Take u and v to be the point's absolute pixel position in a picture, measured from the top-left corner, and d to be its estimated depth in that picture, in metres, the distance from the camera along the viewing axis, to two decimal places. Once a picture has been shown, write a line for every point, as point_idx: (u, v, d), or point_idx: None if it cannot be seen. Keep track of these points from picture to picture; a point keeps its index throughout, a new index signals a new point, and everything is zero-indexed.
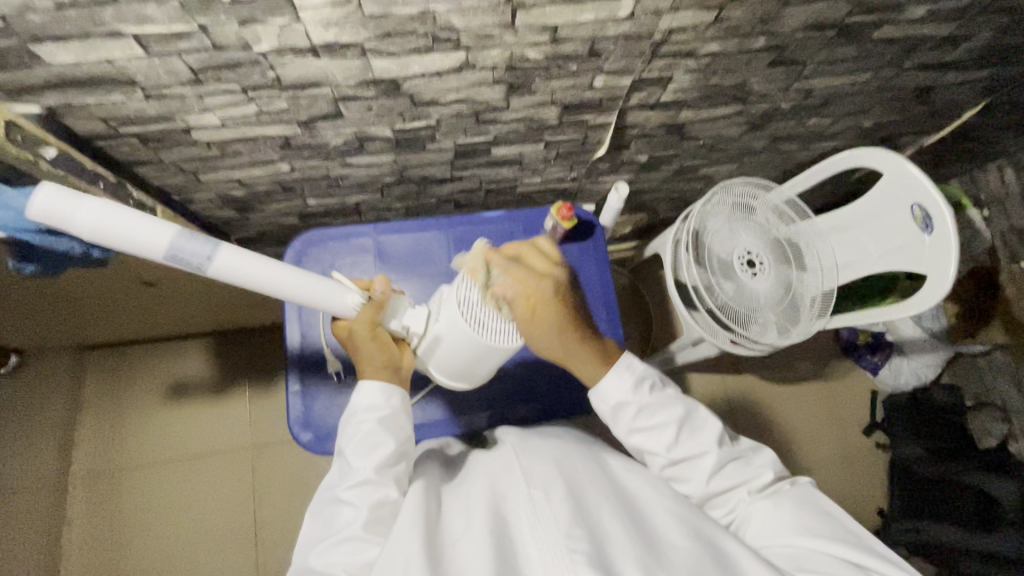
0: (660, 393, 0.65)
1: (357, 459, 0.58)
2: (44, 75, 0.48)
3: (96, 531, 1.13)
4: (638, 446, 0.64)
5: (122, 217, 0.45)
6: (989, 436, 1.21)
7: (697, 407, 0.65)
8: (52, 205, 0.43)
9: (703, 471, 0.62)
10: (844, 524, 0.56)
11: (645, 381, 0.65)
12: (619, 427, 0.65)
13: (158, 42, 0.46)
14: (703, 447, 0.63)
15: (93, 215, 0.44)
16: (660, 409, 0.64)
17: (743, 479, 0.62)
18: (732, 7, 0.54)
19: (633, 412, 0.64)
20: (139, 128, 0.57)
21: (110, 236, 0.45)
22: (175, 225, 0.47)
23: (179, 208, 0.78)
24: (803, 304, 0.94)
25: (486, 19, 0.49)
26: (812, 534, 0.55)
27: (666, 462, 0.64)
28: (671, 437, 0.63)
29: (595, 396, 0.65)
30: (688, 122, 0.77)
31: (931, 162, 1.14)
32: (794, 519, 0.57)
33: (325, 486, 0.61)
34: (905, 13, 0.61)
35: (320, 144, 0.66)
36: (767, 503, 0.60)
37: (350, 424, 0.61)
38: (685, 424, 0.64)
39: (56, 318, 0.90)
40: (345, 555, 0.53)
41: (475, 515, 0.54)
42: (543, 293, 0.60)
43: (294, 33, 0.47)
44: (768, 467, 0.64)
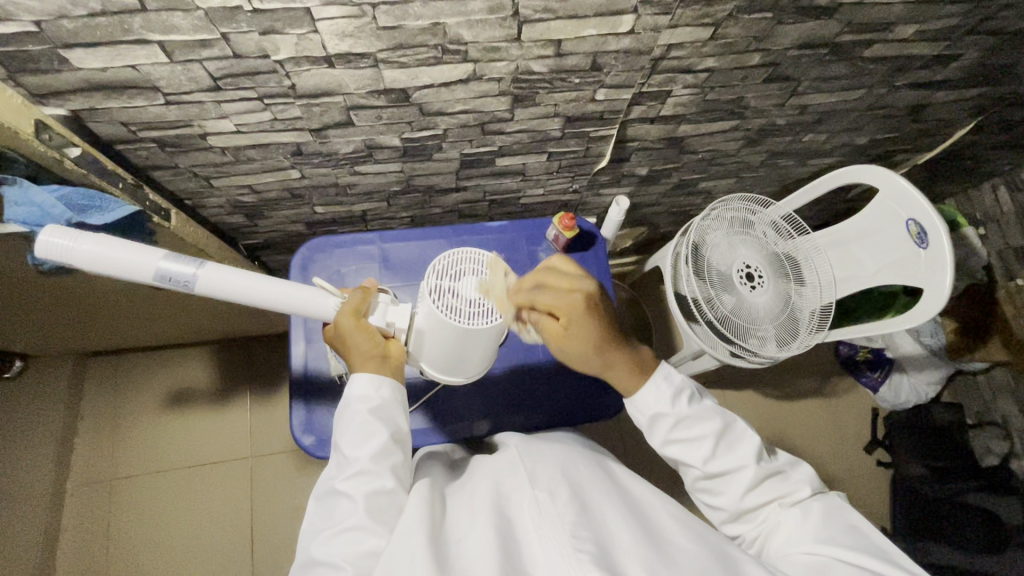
0: (698, 404, 0.64)
1: (353, 450, 0.59)
2: (73, 80, 0.50)
3: (93, 538, 1.13)
4: (673, 456, 0.64)
5: (114, 245, 0.51)
6: (990, 454, 1.24)
7: (735, 420, 0.65)
8: (56, 244, 0.49)
9: (738, 485, 0.62)
10: (875, 541, 0.55)
11: (684, 392, 0.65)
12: (654, 437, 0.65)
13: (182, 49, 0.48)
14: (738, 460, 0.62)
15: (89, 248, 0.50)
16: (699, 420, 0.63)
17: (779, 492, 0.62)
18: (728, 25, 0.56)
19: (671, 422, 0.64)
20: (158, 133, 0.60)
21: (105, 264, 0.51)
22: (161, 249, 0.52)
23: (191, 213, 0.80)
24: (803, 318, 0.96)
25: (494, 33, 0.52)
26: (835, 543, 0.55)
27: (700, 474, 0.63)
28: (707, 450, 0.62)
29: (632, 406, 0.66)
30: (687, 136, 0.79)
31: (926, 180, 1.16)
32: (821, 530, 0.57)
33: (324, 477, 0.62)
34: (894, 32, 0.63)
35: (331, 152, 0.69)
36: (799, 514, 0.60)
37: (343, 415, 0.61)
38: (722, 437, 0.63)
39: (65, 323, 0.91)
40: (348, 543, 0.54)
41: (481, 512, 0.55)
42: (571, 309, 0.62)
43: (311, 43, 0.50)
44: (805, 484, 0.63)
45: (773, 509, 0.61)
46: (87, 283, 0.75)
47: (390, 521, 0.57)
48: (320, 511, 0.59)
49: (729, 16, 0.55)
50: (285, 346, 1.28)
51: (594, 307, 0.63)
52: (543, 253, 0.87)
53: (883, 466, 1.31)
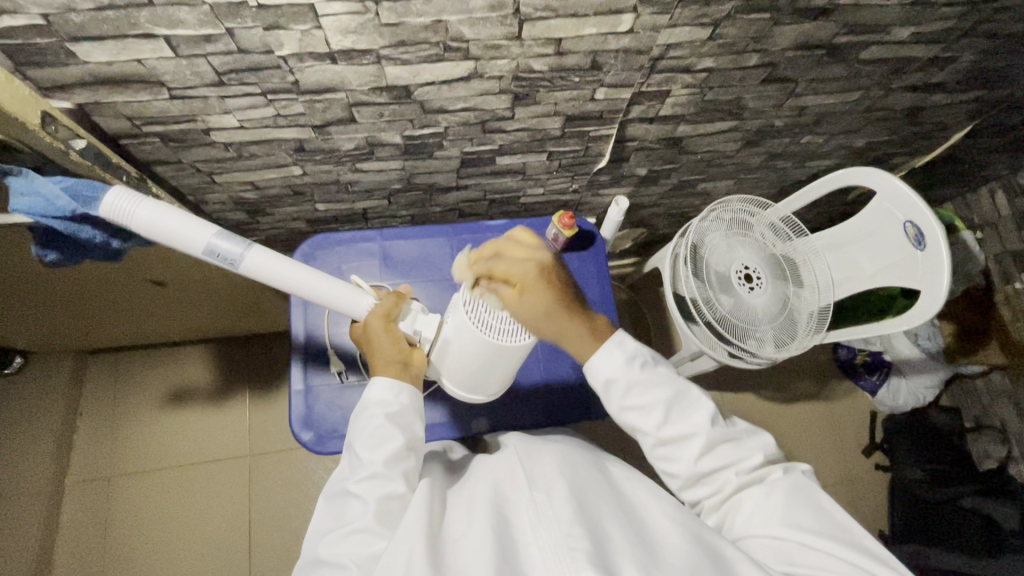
0: (653, 370, 0.63)
1: (365, 452, 0.59)
2: (79, 74, 0.51)
3: (91, 536, 1.12)
4: (628, 423, 0.64)
5: (173, 215, 0.51)
6: (988, 459, 1.22)
7: (689, 387, 0.64)
8: (118, 203, 0.50)
9: (693, 452, 0.62)
10: (833, 518, 0.56)
11: (637, 359, 0.63)
12: (611, 404, 0.64)
13: (188, 44, 0.49)
14: (693, 429, 0.62)
15: (148, 214, 0.50)
16: (651, 388, 0.63)
17: (734, 460, 0.62)
18: (726, 25, 0.57)
19: (623, 389, 0.63)
20: (162, 128, 0.60)
21: (159, 231, 0.51)
22: (215, 226, 0.53)
23: (194, 209, 0.80)
24: (801, 319, 0.96)
25: (494, 30, 0.52)
26: (799, 526, 0.55)
27: (655, 441, 0.63)
28: (662, 418, 0.62)
29: (589, 373, 0.64)
30: (686, 136, 0.80)
31: (924, 184, 1.17)
32: (784, 508, 0.57)
33: (335, 477, 0.62)
34: (890, 34, 0.64)
35: (333, 149, 0.69)
36: (760, 490, 0.60)
37: (360, 418, 0.62)
38: (675, 404, 0.63)
39: (67, 319, 0.92)
40: (353, 545, 0.54)
41: (477, 512, 0.55)
42: (526, 274, 0.59)
43: (314, 40, 0.50)
44: (759, 451, 0.63)
45: (731, 479, 0.61)
46: (90, 278, 0.75)
47: (396, 522, 0.57)
48: (328, 512, 0.59)
49: (727, 16, 0.56)
50: (284, 344, 1.28)
51: (551, 275, 0.61)
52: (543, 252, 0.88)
53: (881, 470, 1.31)
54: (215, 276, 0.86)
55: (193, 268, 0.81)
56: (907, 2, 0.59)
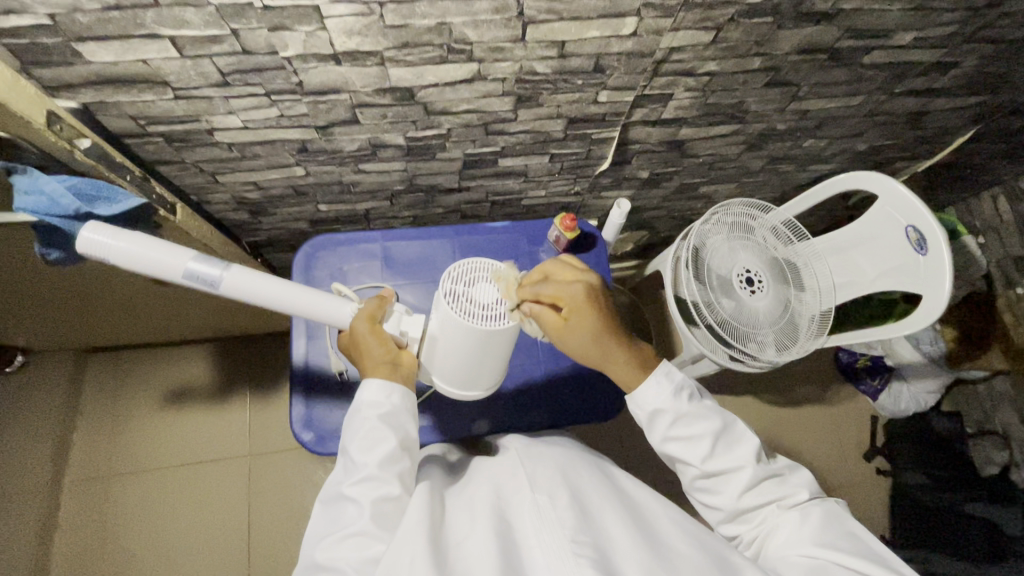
0: (699, 402, 0.65)
1: (358, 455, 0.59)
2: (84, 73, 0.51)
3: (89, 535, 1.13)
4: (672, 453, 0.64)
5: (148, 249, 0.53)
6: (991, 464, 1.21)
7: (734, 421, 0.65)
8: (98, 241, 0.52)
9: (737, 485, 0.62)
10: (871, 546, 0.55)
11: (684, 390, 0.65)
12: (654, 432, 0.65)
13: (193, 45, 0.49)
14: (738, 462, 0.62)
15: (127, 246, 0.53)
16: (698, 420, 0.63)
17: (778, 496, 0.62)
18: (729, 29, 0.57)
19: (672, 419, 0.64)
20: (166, 127, 0.61)
21: (141, 262, 0.53)
22: (191, 251, 0.55)
23: (196, 209, 0.81)
24: (802, 323, 0.96)
25: (498, 33, 0.52)
26: (833, 547, 0.54)
27: (699, 473, 0.63)
28: (706, 448, 0.62)
29: (634, 403, 0.65)
30: (687, 139, 0.80)
31: (926, 188, 1.17)
32: (818, 533, 0.57)
33: (332, 482, 0.62)
34: (893, 39, 0.64)
35: (336, 149, 0.69)
36: (796, 517, 0.59)
37: (353, 420, 0.62)
38: (720, 436, 0.63)
39: (68, 317, 0.92)
40: (352, 549, 0.54)
41: (480, 516, 0.55)
42: (575, 297, 0.62)
43: (319, 41, 0.51)
44: (804, 488, 0.63)
45: (771, 511, 0.61)
46: (93, 277, 0.76)
47: (394, 524, 0.57)
48: (325, 516, 0.59)
49: (730, 20, 0.56)
50: (285, 344, 1.28)
51: (598, 298, 0.64)
52: (544, 254, 0.88)
53: (882, 475, 1.30)
54: None
55: None
56: (910, 7, 0.59)
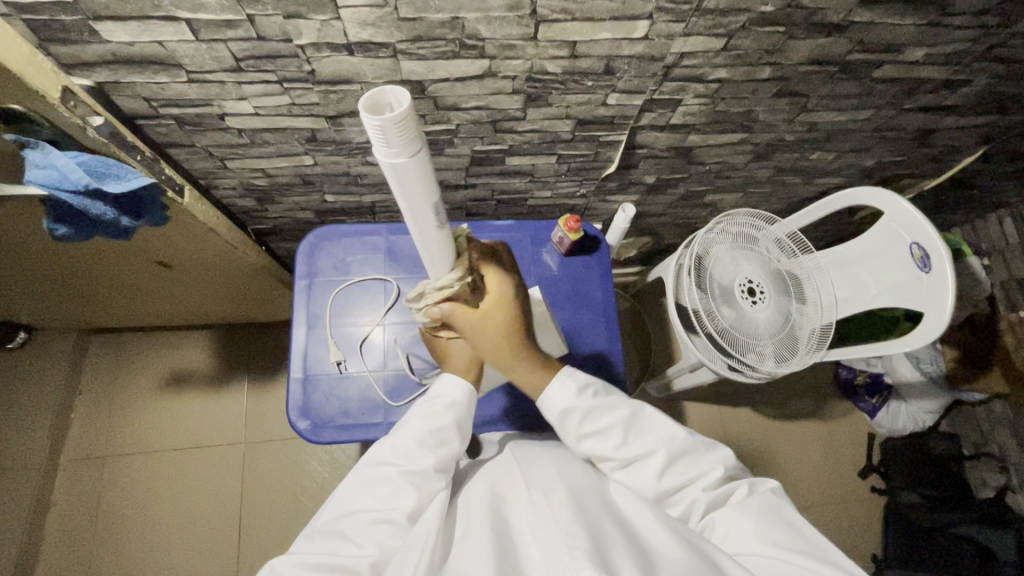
0: (605, 395, 0.65)
1: (426, 449, 0.59)
2: (100, 52, 0.52)
3: (83, 513, 1.13)
4: (588, 451, 0.63)
5: (402, 183, 0.36)
6: (986, 486, 1.25)
7: (644, 406, 0.65)
8: (394, 135, 0.32)
9: (652, 470, 0.61)
10: (805, 535, 0.55)
11: (590, 387, 0.64)
12: (567, 434, 0.64)
13: (208, 29, 0.50)
14: (650, 448, 0.62)
15: (406, 168, 0.34)
16: (607, 410, 0.64)
17: (694, 475, 0.61)
18: (740, 36, 0.58)
19: (581, 414, 0.63)
20: (178, 110, 0.61)
21: (395, 179, 0.36)
22: (439, 198, 0.40)
23: (204, 193, 0.81)
24: (802, 336, 0.96)
25: (511, 30, 0.53)
26: (773, 543, 0.54)
27: (616, 465, 0.63)
28: (618, 438, 0.62)
29: (542, 405, 0.64)
30: (695, 146, 0.80)
31: (932, 207, 1.17)
32: (756, 529, 0.56)
33: (369, 456, 0.61)
34: (905, 54, 0.64)
35: (345, 140, 0.70)
36: (732, 510, 0.59)
37: (428, 411, 0.62)
38: (631, 424, 0.63)
39: (73, 296, 0.93)
40: (378, 535, 0.54)
41: (476, 515, 0.55)
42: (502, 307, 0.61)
43: (333, 30, 0.51)
44: (720, 462, 0.62)
45: (697, 495, 0.61)
46: (99, 257, 0.76)
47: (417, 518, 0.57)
48: (343, 496, 0.59)
49: (743, 27, 0.56)
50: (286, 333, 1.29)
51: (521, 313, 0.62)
52: (547, 254, 0.88)
53: (877, 493, 1.30)
54: (221, 261, 0.87)
55: (201, 251, 0.81)
56: (923, 23, 0.59)
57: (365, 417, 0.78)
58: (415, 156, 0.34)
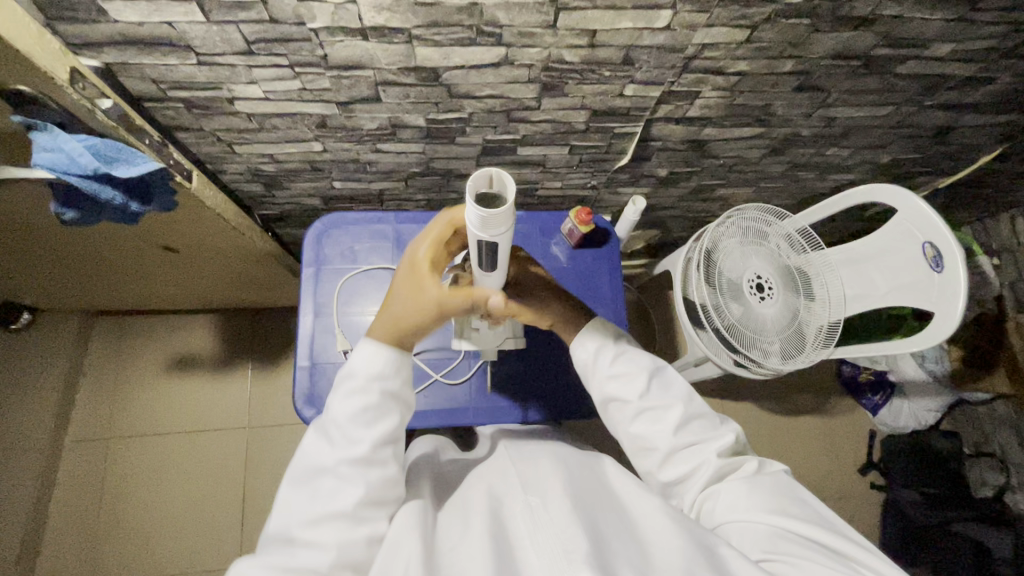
0: (632, 349, 0.67)
1: (358, 431, 0.57)
2: (109, 32, 0.50)
3: (84, 494, 1.14)
4: (610, 394, 0.65)
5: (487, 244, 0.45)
6: (985, 485, 1.23)
7: (666, 366, 0.67)
8: (490, 222, 0.41)
9: (668, 422, 0.62)
10: (812, 509, 0.56)
11: (620, 337, 0.68)
12: (594, 376, 0.66)
13: (220, 10, 0.48)
14: (669, 400, 0.63)
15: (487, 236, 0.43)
16: (634, 360, 0.66)
17: (706, 438, 0.62)
18: (765, 28, 0.56)
19: (611, 356, 0.66)
20: (187, 93, 0.60)
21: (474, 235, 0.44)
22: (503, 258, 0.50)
23: (211, 178, 0.80)
24: (809, 333, 0.95)
25: (530, 17, 0.51)
26: (784, 514, 0.54)
27: (633, 410, 0.64)
28: (642, 385, 0.64)
29: (573, 349, 0.67)
30: (710, 139, 0.79)
31: (944, 205, 1.16)
32: (768, 500, 0.56)
33: (302, 454, 0.59)
34: (930, 49, 0.63)
35: (355, 127, 0.69)
36: (743, 483, 0.58)
37: (353, 387, 0.58)
38: (653, 378, 0.65)
39: (78, 279, 0.92)
40: (332, 531, 0.54)
41: (472, 522, 0.55)
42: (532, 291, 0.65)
43: (348, 14, 0.50)
44: (731, 432, 0.63)
45: (708, 458, 0.60)
46: (105, 241, 0.75)
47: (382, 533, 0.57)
48: (292, 492, 0.57)
49: (767, 19, 0.55)
50: (291, 319, 1.29)
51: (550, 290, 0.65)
52: (556, 246, 0.87)
53: (876, 489, 1.30)
54: (227, 246, 0.86)
55: (207, 237, 0.81)
56: (951, 18, 0.58)
57: None
58: (501, 237, 0.44)
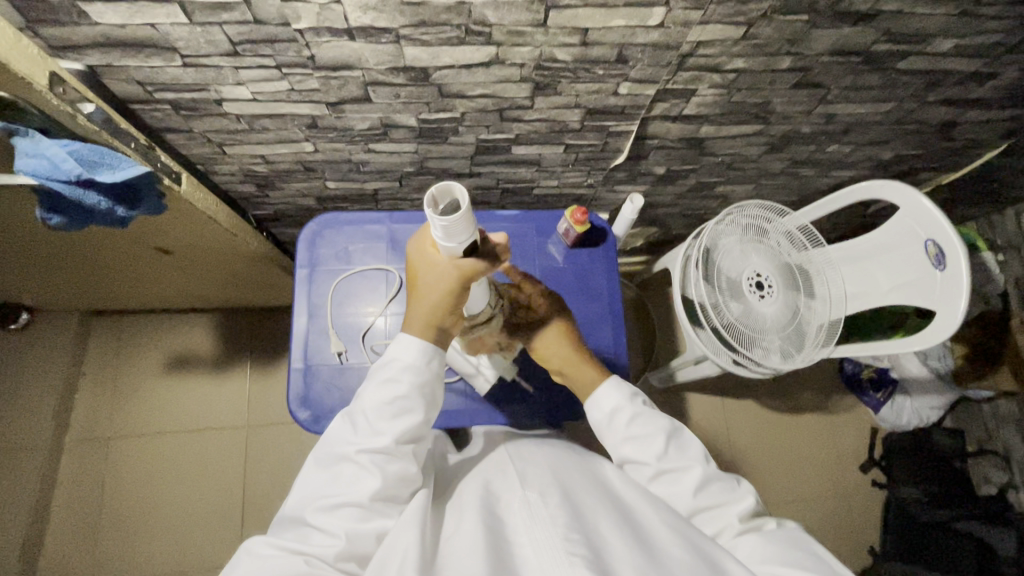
0: (652, 408, 0.67)
1: (381, 423, 0.57)
2: (91, 35, 0.49)
3: (88, 493, 1.14)
4: (626, 455, 0.64)
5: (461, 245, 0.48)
6: (987, 483, 1.24)
7: (683, 427, 0.66)
8: (453, 225, 0.44)
9: (687, 485, 0.61)
10: (830, 564, 0.53)
11: (638, 395, 0.67)
12: (610, 436, 0.66)
13: (202, 12, 0.47)
14: (688, 461, 0.63)
15: (457, 238, 0.47)
16: (652, 419, 0.65)
17: (723, 501, 0.61)
18: (761, 25, 0.55)
19: (628, 416, 0.65)
20: (174, 95, 0.59)
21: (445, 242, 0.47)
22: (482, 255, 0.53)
23: (203, 178, 0.79)
24: (810, 331, 0.94)
25: (520, 16, 0.50)
26: (797, 564, 0.52)
27: (652, 473, 0.63)
28: (660, 447, 0.63)
29: (590, 404, 0.67)
30: (708, 137, 0.77)
31: (949, 201, 1.14)
32: (783, 553, 0.54)
33: (327, 438, 0.60)
34: (932, 45, 0.61)
35: (346, 127, 0.68)
36: (758, 540, 0.57)
37: (383, 377, 0.59)
38: (671, 438, 0.64)
39: (73, 281, 0.92)
40: (343, 518, 0.54)
41: (468, 514, 0.55)
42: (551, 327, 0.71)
43: (333, 14, 0.49)
44: (750, 495, 0.62)
45: (728, 521, 0.60)
46: (96, 244, 0.75)
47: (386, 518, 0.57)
48: (314, 475, 0.58)
49: (763, 15, 0.53)
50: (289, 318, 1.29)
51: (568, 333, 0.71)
52: (553, 246, 0.86)
53: (877, 486, 1.29)
54: (221, 248, 0.85)
55: (200, 238, 0.80)
56: (954, 13, 0.56)
57: None
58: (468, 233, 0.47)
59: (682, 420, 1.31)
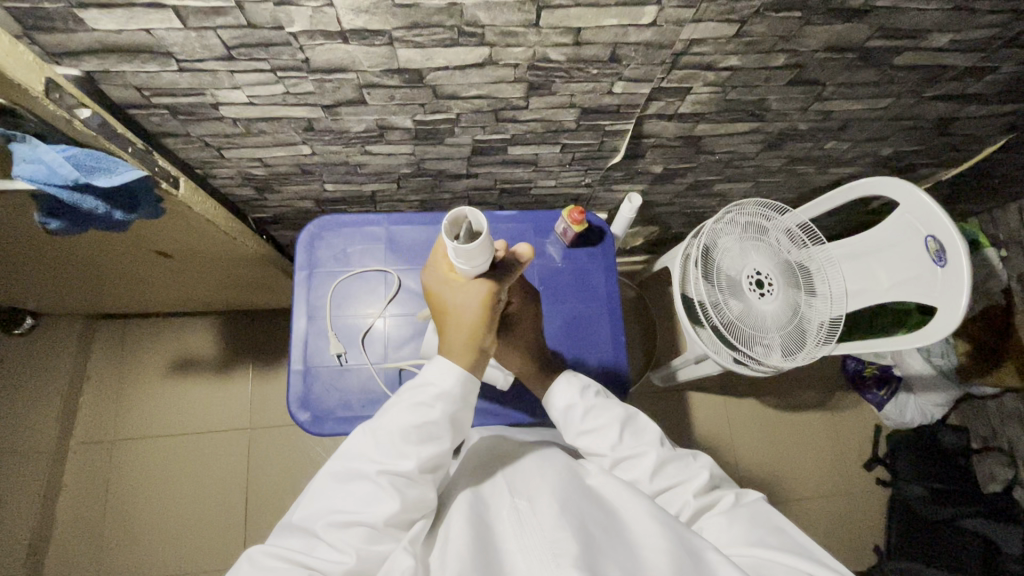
0: (605, 399, 0.68)
1: (408, 446, 0.56)
2: (87, 41, 0.50)
3: (94, 495, 1.15)
4: (584, 448, 0.66)
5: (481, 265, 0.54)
6: (993, 481, 1.22)
7: (638, 413, 0.68)
8: (472, 248, 0.51)
9: (644, 470, 0.63)
10: (794, 538, 0.54)
11: (590, 388, 0.69)
12: (567, 431, 0.68)
13: (197, 16, 0.48)
14: (643, 448, 0.64)
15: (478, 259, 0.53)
16: (604, 411, 0.67)
17: (681, 479, 0.62)
18: (754, 22, 0.55)
19: (582, 410, 0.67)
20: (171, 99, 0.60)
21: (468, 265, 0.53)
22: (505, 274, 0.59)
23: (201, 182, 0.80)
24: (811, 329, 0.93)
25: (512, 16, 0.50)
26: (765, 544, 0.53)
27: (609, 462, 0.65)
28: (615, 436, 0.65)
29: (548, 402, 0.69)
30: (705, 135, 0.77)
31: (950, 197, 1.14)
32: (749, 531, 0.55)
33: (344, 450, 0.59)
34: (928, 40, 0.61)
35: (342, 130, 0.68)
36: (723, 519, 0.58)
37: (415, 398, 0.58)
38: (626, 425, 0.66)
39: (76, 285, 0.93)
40: (354, 536, 0.52)
41: (456, 519, 0.56)
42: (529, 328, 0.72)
43: (326, 17, 0.49)
44: (706, 469, 0.64)
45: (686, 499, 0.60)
46: (97, 248, 0.76)
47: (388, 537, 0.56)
48: (324, 487, 0.57)
49: (756, 12, 0.53)
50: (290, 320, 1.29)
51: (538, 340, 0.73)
52: (552, 246, 0.86)
53: (881, 484, 1.29)
54: (221, 251, 0.86)
55: (199, 241, 0.80)
56: (948, 7, 0.56)
57: (366, 410, 0.77)
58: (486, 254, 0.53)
59: (684, 419, 1.31)
